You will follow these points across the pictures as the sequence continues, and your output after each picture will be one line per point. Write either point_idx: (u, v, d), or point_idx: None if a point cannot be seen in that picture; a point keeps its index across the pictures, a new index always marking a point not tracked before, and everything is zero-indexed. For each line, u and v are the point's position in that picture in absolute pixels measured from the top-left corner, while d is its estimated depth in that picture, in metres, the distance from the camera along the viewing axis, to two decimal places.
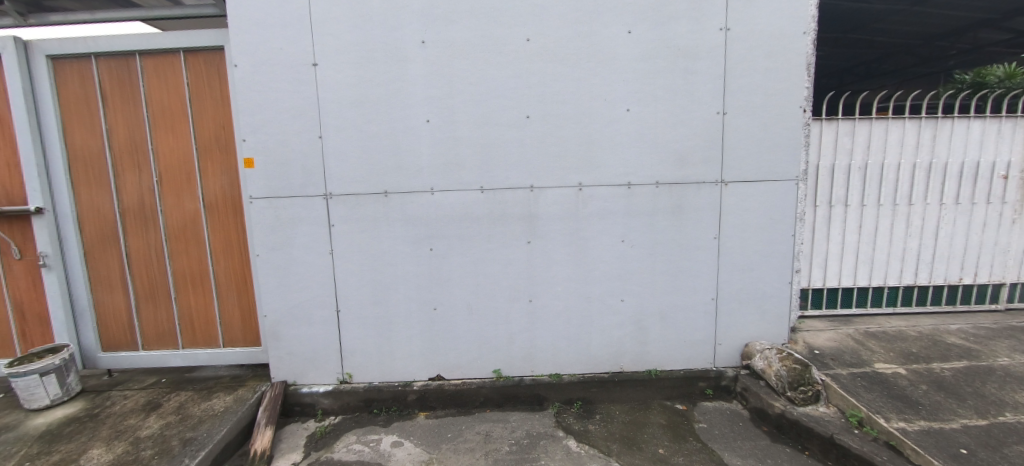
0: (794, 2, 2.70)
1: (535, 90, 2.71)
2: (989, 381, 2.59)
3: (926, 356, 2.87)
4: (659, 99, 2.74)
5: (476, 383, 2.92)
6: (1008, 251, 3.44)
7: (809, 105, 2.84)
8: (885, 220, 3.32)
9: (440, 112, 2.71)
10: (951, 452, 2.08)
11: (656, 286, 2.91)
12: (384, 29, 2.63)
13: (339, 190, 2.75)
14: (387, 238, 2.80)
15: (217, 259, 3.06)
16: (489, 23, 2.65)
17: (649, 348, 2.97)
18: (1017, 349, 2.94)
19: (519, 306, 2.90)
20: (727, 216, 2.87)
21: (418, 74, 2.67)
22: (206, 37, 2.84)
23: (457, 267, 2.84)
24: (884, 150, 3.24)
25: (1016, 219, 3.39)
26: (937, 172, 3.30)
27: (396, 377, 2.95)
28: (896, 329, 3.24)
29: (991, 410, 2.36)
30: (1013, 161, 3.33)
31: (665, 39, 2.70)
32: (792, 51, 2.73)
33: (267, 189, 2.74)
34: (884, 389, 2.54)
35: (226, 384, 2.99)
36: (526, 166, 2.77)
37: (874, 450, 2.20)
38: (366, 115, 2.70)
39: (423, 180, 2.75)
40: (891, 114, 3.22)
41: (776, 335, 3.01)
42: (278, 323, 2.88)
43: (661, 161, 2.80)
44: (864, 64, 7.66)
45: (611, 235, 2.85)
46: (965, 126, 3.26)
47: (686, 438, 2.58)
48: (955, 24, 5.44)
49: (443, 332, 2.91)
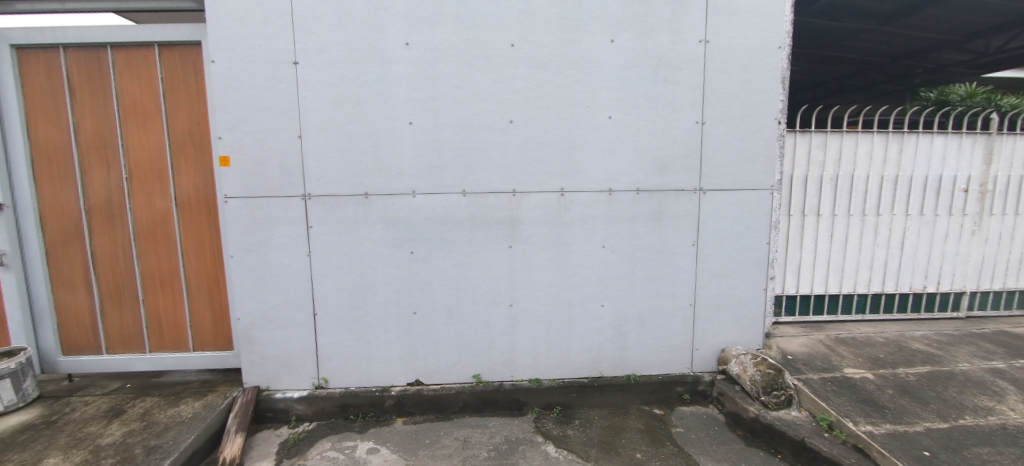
0: (770, 17, 2.80)
1: (519, 95, 2.72)
2: (951, 385, 2.70)
3: (893, 361, 2.97)
4: (641, 107, 2.79)
5: (454, 388, 2.90)
6: (968, 261, 3.61)
7: (784, 117, 2.94)
8: (855, 230, 3.44)
9: (424, 114, 2.69)
10: (914, 454, 2.16)
11: (636, 292, 2.94)
12: (367, 30, 2.61)
13: (318, 191, 2.70)
14: (367, 240, 2.76)
15: (188, 260, 2.96)
16: (475, 27, 2.65)
17: (628, 353, 2.99)
18: (976, 355, 3.07)
19: (500, 310, 2.89)
20: (705, 224, 2.93)
21: (402, 76, 2.66)
22: (182, 32, 2.76)
23: (438, 270, 2.81)
24: (854, 162, 3.36)
25: (974, 230, 3.57)
26: (904, 184, 3.44)
27: (374, 382, 2.89)
28: (865, 335, 3.35)
29: (952, 413, 2.46)
30: (972, 175, 3.51)
31: (647, 49, 2.76)
32: (768, 64, 2.83)
33: (243, 188, 2.67)
34: (853, 393, 2.62)
35: (196, 389, 2.89)
36: (509, 171, 2.77)
37: (842, 452, 2.26)
38: (348, 115, 2.66)
39: (404, 183, 2.73)
40: (861, 128, 3.35)
41: (751, 340, 3.08)
42: (251, 327, 2.80)
43: (641, 169, 2.84)
44: (837, 79, 7.93)
45: (592, 240, 2.87)
46: (929, 140, 3.41)
47: (662, 442, 2.60)
48: (922, 44, 5.70)
49: (423, 337, 2.88)
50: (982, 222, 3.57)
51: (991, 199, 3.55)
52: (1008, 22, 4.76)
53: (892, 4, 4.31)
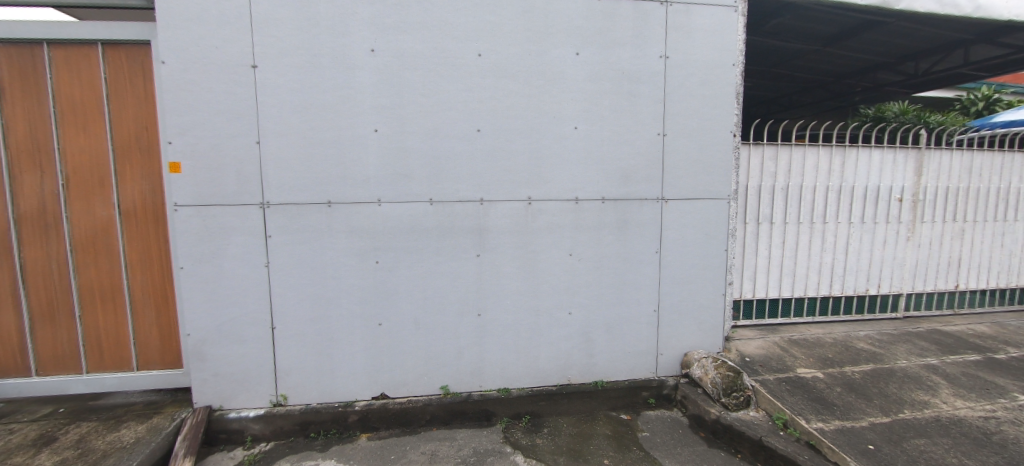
0: (724, 36, 2.96)
1: (486, 104, 2.73)
2: (892, 381, 2.90)
3: (840, 360, 3.16)
4: (605, 119, 2.87)
5: (421, 400, 2.83)
6: (903, 265, 3.90)
7: (739, 130, 3.09)
8: (804, 236, 3.65)
9: (389, 122, 2.65)
10: (861, 448, 2.29)
11: (603, 299, 2.99)
12: (331, 35, 2.56)
13: (277, 198, 2.60)
14: (330, 250, 2.67)
15: (133, 273, 2.77)
16: (442, 36, 2.65)
17: (595, 360, 3.03)
18: (913, 352, 3.31)
19: (468, 320, 2.86)
20: (667, 232, 3.03)
21: (367, 83, 2.61)
22: (130, 30, 2.60)
23: (404, 280, 2.76)
24: (802, 174, 3.58)
25: (908, 236, 3.87)
26: (846, 193, 3.69)
27: (336, 397, 2.79)
28: (815, 336, 3.54)
29: (893, 408, 2.63)
30: (906, 186, 3.81)
31: (610, 62, 2.84)
32: (723, 80, 2.98)
33: (195, 196, 2.53)
34: (805, 392, 2.76)
35: (139, 412, 2.68)
36: (476, 179, 2.77)
37: (796, 450, 2.36)
38: (310, 121, 2.58)
39: (369, 192, 2.67)
40: (808, 142, 3.57)
41: (711, 344, 3.20)
42: (203, 342, 2.64)
43: (606, 179, 2.91)
44: (786, 96, 8.44)
45: (560, 248, 2.91)
46: (868, 154, 3.69)
47: (629, 447, 2.63)
48: (860, 65, 6.17)
49: (388, 349, 2.80)
50: (915, 229, 3.87)
51: (922, 208, 3.86)
52: (932, 48, 5.24)
53: (833, 28, 4.65)
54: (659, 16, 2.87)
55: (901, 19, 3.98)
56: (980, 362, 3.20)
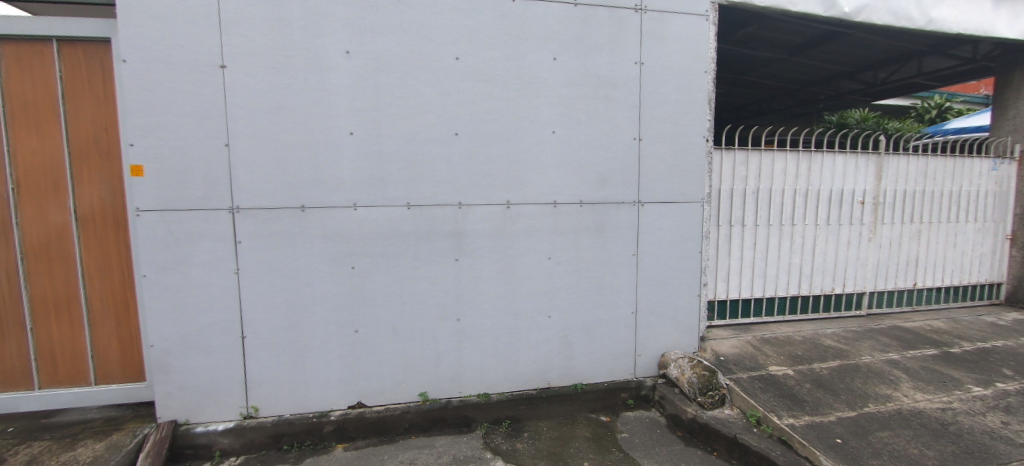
0: (696, 44, 3.05)
1: (463, 108, 2.72)
2: (857, 377, 3.02)
3: (809, 357, 3.27)
4: (582, 123, 2.90)
5: (399, 408, 2.78)
6: (866, 264, 4.09)
7: (711, 135, 3.18)
8: (774, 238, 3.78)
9: (365, 125, 2.61)
10: (829, 442, 2.37)
11: (582, 302, 3.01)
12: (304, 36, 2.50)
13: (247, 203, 2.51)
14: (303, 256, 2.60)
15: (91, 281, 2.63)
16: (419, 39, 2.63)
17: (575, 362, 3.04)
18: (876, 348, 3.46)
19: (446, 325, 2.83)
20: (643, 235, 3.08)
21: (342, 85, 2.56)
22: (88, 27, 2.48)
23: (381, 286, 2.71)
24: (771, 177, 3.71)
25: (870, 237, 4.05)
26: (813, 196, 3.84)
27: (310, 407, 2.71)
28: (786, 334, 3.65)
29: (858, 402, 2.74)
30: (867, 189, 3.99)
31: (587, 68, 2.88)
32: (695, 86, 3.07)
33: (159, 200, 2.42)
34: (777, 389, 2.84)
35: (97, 429, 2.54)
36: (455, 183, 2.75)
37: (769, 446, 2.43)
38: (282, 124, 2.52)
39: (344, 196, 2.62)
40: (776, 147, 3.70)
41: (687, 344, 3.26)
42: (167, 354, 2.52)
43: (584, 182, 2.94)
44: (756, 102, 8.73)
45: (539, 252, 2.92)
46: (832, 158, 3.85)
47: (609, 449, 2.65)
48: (824, 73, 6.45)
49: (365, 356, 2.74)
50: (876, 230, 4.06)
51: (882, 210, 4.06)
52: (889, 58, 5.53)
53: (798, 38, 4.85)
54: (634, 23, 2.93)
55: (861, 31, 4.18)
56: (937, 356, 3.37)
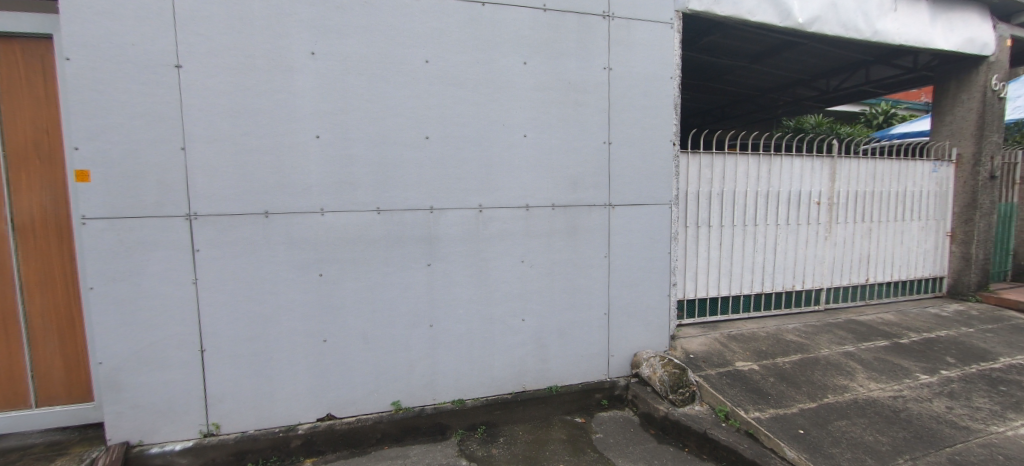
0: (661, 51, 3.14)
1: (434, 111, 2.70)
2: (817, 369, 3.16)
3: (772, 352, 3.40)
4: (553, 127, 2.93)
5: (371, 418, 2.71)
6: (823, 261, 4.30)
7: (678, 139, 3.28)
8: (738, 238, 3.92)
9: (332, 128, 2.54)
10: (793, 433, 2.47)
11: (555, 304, 3.03)
12: (266, 36, 2.42)
13: (205, 209, 2.39)
14: (267, 264, 2.50)
15: (31, 296, 2.44)
16: (387, 41, 2.59)
17: (549, 365, 3.05)
18: (834, 341, 3.63)
19: (419, 332, 2.78)
20: (614, 237, 3.13)
21: (307, 87, 2.49)
22: (25, 21, 2.30)
23: (350, 293, 2.64)
24: (734, 180, 3.85)
25: (826, 236, 4.27)
26: (773, 198, 4.02)
27: (276, 422, 2.60)
28: (751, 330, 3.78)
29: (818, 394, 2.87)
30: (823, 190, 4.21)
31: (556, 72, 2.91)
32: (661, 92, 3.16)
33: (107, 208, 2.27)
34: (743, 384, 2.94)
35: (38, 455, 2.35)
36: (426, 187, 2.72)
37: (736, 440, 2.51)
38: (243, 127, 2.42)
39: (311, 201, 2.54)
40: (738, 151, 3.86)
41: (658, 343, 3.34)
42: (118, 371, 2.36)
43: (556, 186, 2.97)
44: (720, 108, 9.07)
45: (512, 255, 2.91)
46: (790, 162, 4.05)
47: (584, 450, 2.66)
48: (781, 81, 6.78)
49: (334, 366, 2.66)
50: (831, 229, 4.29)
51: (837, 210, 4.28)
52: (839, 67, 5.87)
53: (757, 47, 5.07)
54: (602, 30, 2.99)
55: (814, 40, 4.42)
56: (888, 347, 3.58)
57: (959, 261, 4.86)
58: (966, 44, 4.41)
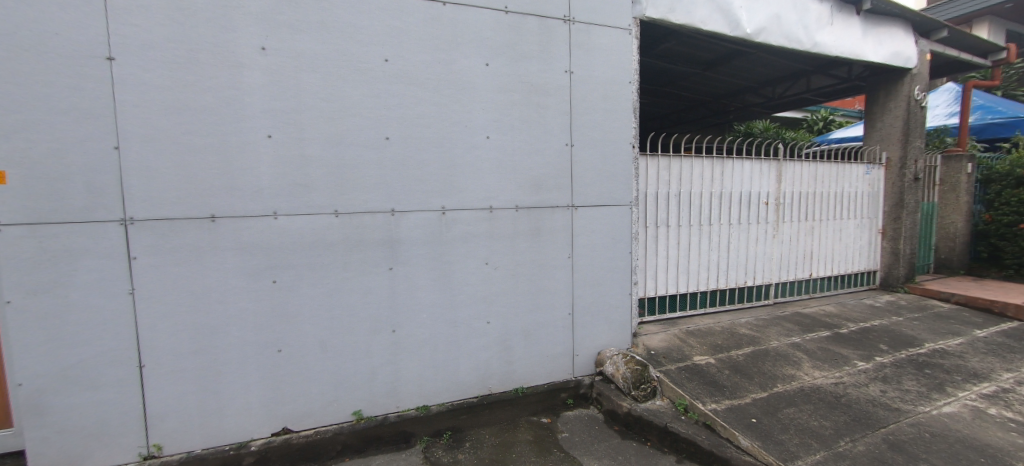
0: (620, 56, 3.23)
1: (394, 112, 2.64)
2: (768, 360, 3.34)
3: (727, 346, 3.56)
4: (515, 129, 2.94)
5: (330, 430, 2.61)
6: (771, 258, 4.56)
7: (637, 142, 3.38)
8: (695, 237, 4.09)
9: (285, 128, 2.43)
10: (746, 422, 2.60)
11: (520, 306, 3.03)
12: (211, 29, 2.27)
13: (143, 214, 2.22)
14: (214, 271, 2.35)
15: None
16: (344, 39, 2.51)
17: (515, 367, 3.05)
18: (782, 333, 3.85)
19: (380, 338, 2.70)
20: (577, 238, 3.18)
21: (257, 84, 2.37)
22: None
23: (306, 300, 2.52)
24: (690, 181, 4.02)
25: (773, 234, 4.53)
26: (726, 199, 4.22)
27: (227, 439, 2.45)
28: (708, 325, 3.94)
29: (769, 384, 3.03)
30: (770, 192, 4.46)
31: (519, 74, 2.93)
32: (620, 96, 3.24)
33: (26, 213, 2.06)
34: (700, 377, 3.06)
35: None
36: (386, 188, 2.65)
37: (695, 432, 2.60)
38: (186, 125, 2.26)
39: (262, 204, 2.41)
40: (694, 154, 4.02)
41: (620, 341, 3.41)
42: (41, 393, 2.14)
43: (519, 187, 2.97)
44: (676, 113, 9.44)
45: (476, 258, 2.89)
46: (741, 164, 4.27)
47: (550, 450, 2.67)
48: (731, 88, 7.15)
49: (289, 377, 2.53)
50: (778, 228, 4.55)
51: (783, 210, 4.56)
52: (783, 76, 6.26)
53: (709, 55, 5.32)
54: (563, 33, 3.03)
55: (761, 50, 4.68)
56: (830, 337, 3.83)
57: (889, 256, 5.30)
58: (893, 57, 4.81)
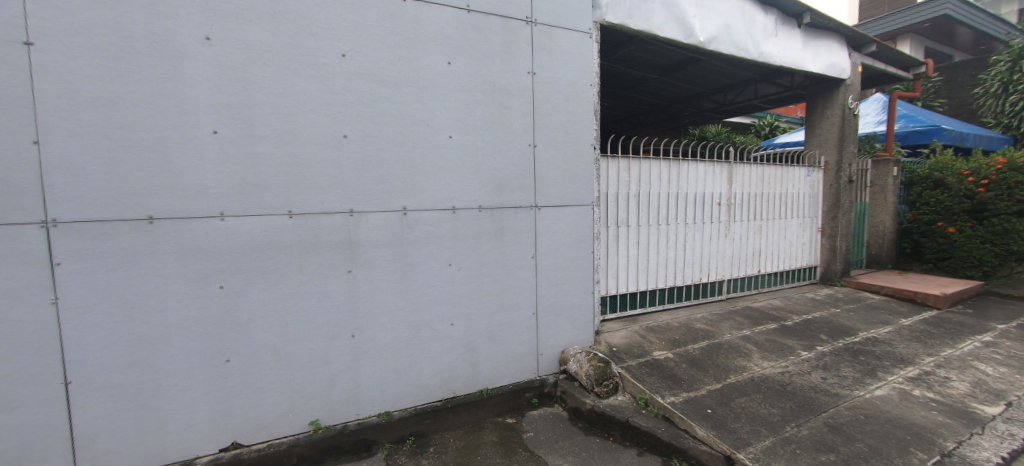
0: (581, 59, 3.29)
1: (352, 109, 2.55)
2: (721, 353, 3.51)
3: (684, 340, 3.70)
4: (478, 129, 2.92)
5: (285, 442, 2.49)
6: (723, 255, 4.79)
7: (598, 144, 3.45)
8: (653, 236, 4.23)
9: (232, 124, 2.29)
10: (702, 413, 2.71)
11: (484, 307, 3.02)
12: (148, 15, 2.11)
13: (69, 215, 2.02)
14: (152, 277, 2.17)
15: None
16: (297, 31, 2.40)
17: (479, 368, 3.03)
18: (734, 327, 4.05)
19: (339, 343, 2.60)
20: (541, 238, 3.20)
21: (201, 76, 2.22)
22: None
23: (258, 306, 2.39)
24: (649, 182, 4.15)
25: (725, 232, 4.76)
26: (682, 199, 4.39)
27: (169, 457, 2.28)
28: (666, 321, 4.09)
29: (722, 375, 3.18)
30: (722, 193, 4.69)
31: (481, 74, 2.91)
32: (582, 98, 3.30)
33: None
34: (660, 372, 3.16)
35: None
36: (344, 188, 2.56)
37: (655, 425, 2.69)
38: (119, 119, 2.08)
39: (207, 204, 2.26)
40: (652, 156, 4.16)
41: (583, 339, 3.47)
42: None
43: (482, 188, 2.96)
44: (635, 116, 9.75)
45: (439, 259, 2.85)
46: (695, 167, 4.46)
47: (515, 450, 2.67)
48: (686, 93, 7.46)
49: (239, 388, 2.39)
50: (729, 227, 4.79)
51: (733, 210, 4.80)
52: (733, 83, 6.60)
53: (666, 61, 5.53)
54: (525, 34, 3.05)
55: (713, 57, 4.91)
56: (777, 329, 4.08)
57: (828, 252, 5.71)
58: (830, 68, 5.19)
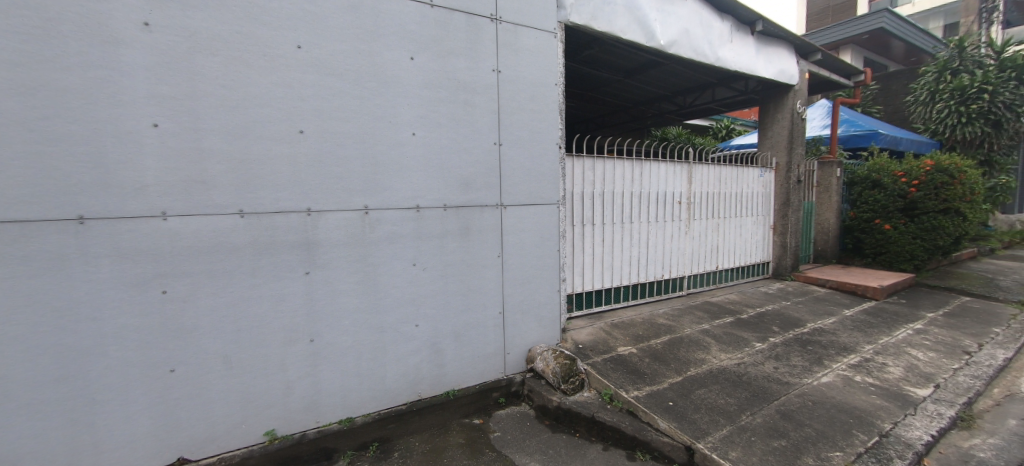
0: (546, 58, 3.31)
1: (309, 103, 2.44)
2: (682, 347, 3.63)
3: (647, 335, 3.80)
4: (443, 126, 2.87)
5: (238, 455, 2.36)
6: (683, 252, 4.95)
7: (563, 143, 3.48)
8: (617, 234, 4.32)
9: (176, 117, 2.14)
10: (664, 406, 2.79)
11: (450, 307, 2.98)
12: None
13: None
14: (82, 283, 1.99)
15: None
16: (248, 20, 2.27)
17: (445, 369, 2.98)
18: (694, 321, 4.21)
19: (296, 348, 2.48)
20: (507, 237, 3.19)
21: (140, 65, 2.06)
22: None
23: (206, 311, 2.24)
24: (613, 182, 4.23)
25: (685, 230, 4.93)
26: (644, 198, 4.51)
27: None
28: (630, 318, 4.19)
29: (683, 368, 3.29)
30: (682, 192, 4.85)
31: (445, 71, 2.87)
32: (547, 97, 3.32)
33: None
34: (624, 367, 3.23)
35: None
36: (301, 186, 2.45)
37: (619, 419, 2.74)
38: (42, 109, 1.89)
39: (146, 203, 2.09)
40: (616, 156, 4.25)
41: (549, 337, 3.50)
42: None
43: (447, 187, 2.92)
44: (600, 117, 9.94)
45: (403, 259, 2.78)
46: (657, 167, 4.58)
47: (482, 451, 2.65)
48: (648, 95, 7.68)
49: (185, 399, 2.23)
50: (689, 225, 4.96)
51: (693, 209, 4.98)
52: (692, 87, 6.85)
53: (629, 63, 5.65)
54: (490, 32, 3.03)
55: (673, 60, 5.06)
56: (733, 322, 4.26)
57: (779, 249, 6.03)
58: (780, 74, 5.47)
